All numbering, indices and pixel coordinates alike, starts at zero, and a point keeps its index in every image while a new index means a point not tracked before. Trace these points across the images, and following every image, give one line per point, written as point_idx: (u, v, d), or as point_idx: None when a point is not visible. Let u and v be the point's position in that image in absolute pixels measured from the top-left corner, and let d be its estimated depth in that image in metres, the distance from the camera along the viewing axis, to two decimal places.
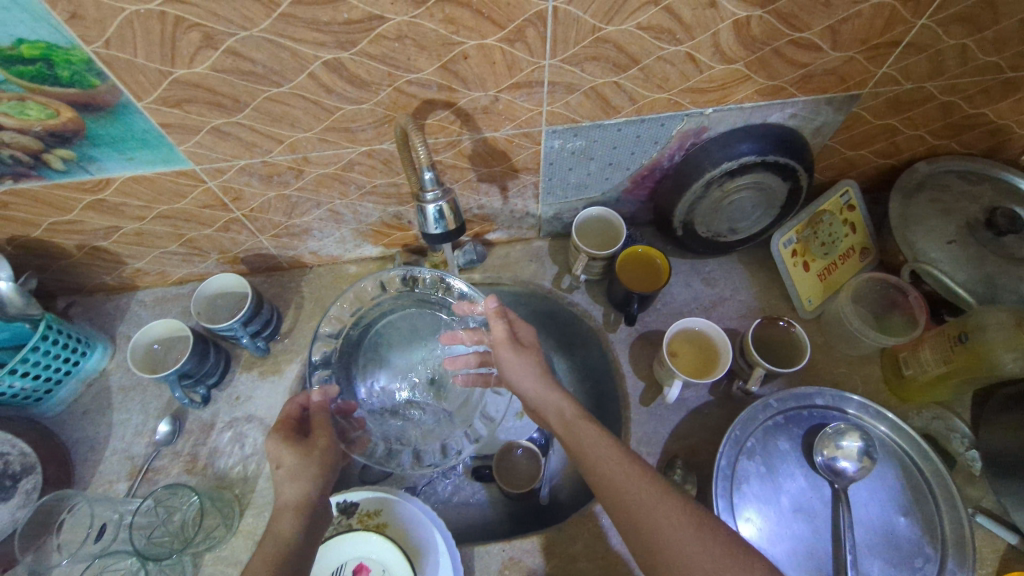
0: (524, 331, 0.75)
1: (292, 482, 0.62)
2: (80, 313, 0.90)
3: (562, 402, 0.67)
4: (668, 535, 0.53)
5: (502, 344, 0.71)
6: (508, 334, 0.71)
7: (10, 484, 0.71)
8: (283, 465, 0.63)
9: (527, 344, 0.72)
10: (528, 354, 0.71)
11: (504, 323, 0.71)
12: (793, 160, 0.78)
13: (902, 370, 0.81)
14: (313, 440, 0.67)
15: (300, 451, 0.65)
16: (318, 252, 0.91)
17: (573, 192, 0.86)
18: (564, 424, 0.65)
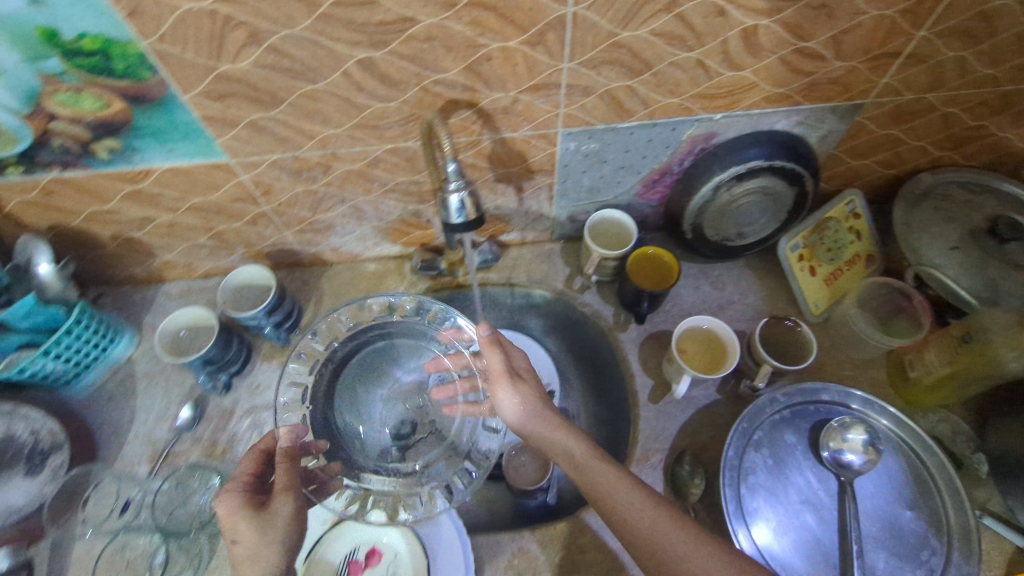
0: (518, 359, 0.76)
1: (250, 564, 0.56)
2: (109, 303, 0.93)
3: (573, 444, 0.67)
4: (680, 552, 0.56)
5: (500, 377, 0.72)
6: (506, 368, 0.73)
7: (40, 460, 0.74)
8: (239, 541, 0.57)
9: (526, 379, 0.74)
10: (526, 388, 0.72)
11: (501, 356, 0.74)
12: (799, 165, 0.81)
13: (908, 372, 0.84)
14: (274, 511, 0.60)
15: (258, 527, 0.58)
16: (339, 249, 0.95)
17: (586, 195, 0.89)
18: (575, 464, 0.65)
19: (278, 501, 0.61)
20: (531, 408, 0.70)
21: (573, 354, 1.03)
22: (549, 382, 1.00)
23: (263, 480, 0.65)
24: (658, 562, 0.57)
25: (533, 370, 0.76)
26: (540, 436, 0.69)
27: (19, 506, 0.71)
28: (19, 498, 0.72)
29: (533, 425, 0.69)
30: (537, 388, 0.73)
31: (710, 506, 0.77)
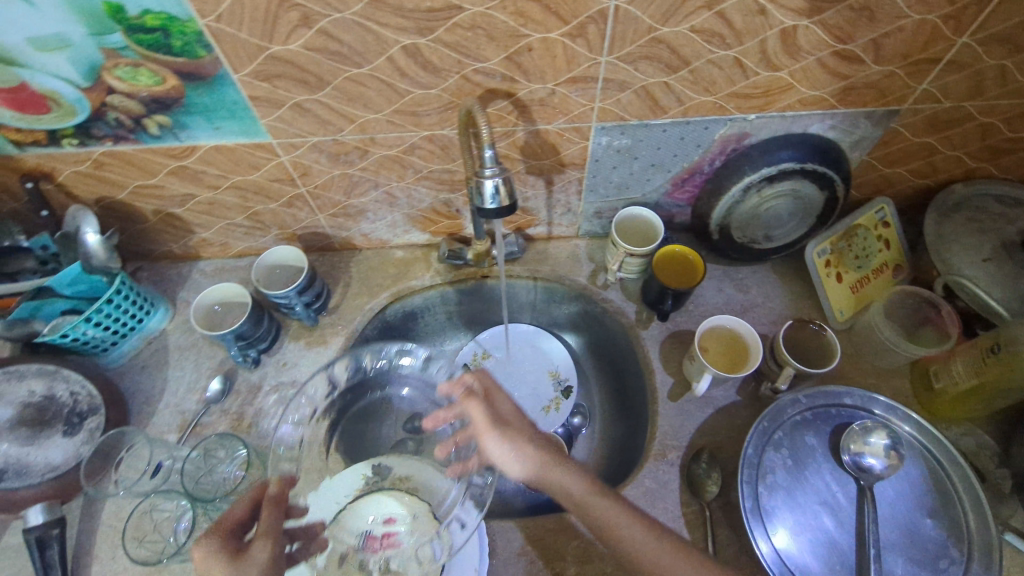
0: (502, 404, 0.75)
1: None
2: (147, 277, 0.96)
3: (569, 480, 0.67)
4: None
5: (486, 430, 0.72)
6: (490, 419, 0.72)
7: (77, 422, 0.76)
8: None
9: (512, 424, 0.73)
10: (514, 437, 0.71)
11: (481, 407, 0.73)
12: (831, 170, 0.81)
13: (933, 382, 0.82)
14: (249, 556, 0.58)
15: (231, 568, 0.56)
16: (369, 235, 0.97)
17: (615, 192, 0.90)
18: (575, 503, 0.66)
19: (255, 546, 0.59)
20: (524, 456, 0.69)
21: (592, 355, 1.10)
22: (567, 376, 1.08)
23: (246, 526, 0.63)
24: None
25: (520, 411, 0.75)
26: (542, 481, 0.68)
27: (58, 463, 0.74)
28: (57, 456, 0.75)
29: (531, 472, 0.69)
30: (526, 433, 0.72)
31: (725, 505, 0.77)
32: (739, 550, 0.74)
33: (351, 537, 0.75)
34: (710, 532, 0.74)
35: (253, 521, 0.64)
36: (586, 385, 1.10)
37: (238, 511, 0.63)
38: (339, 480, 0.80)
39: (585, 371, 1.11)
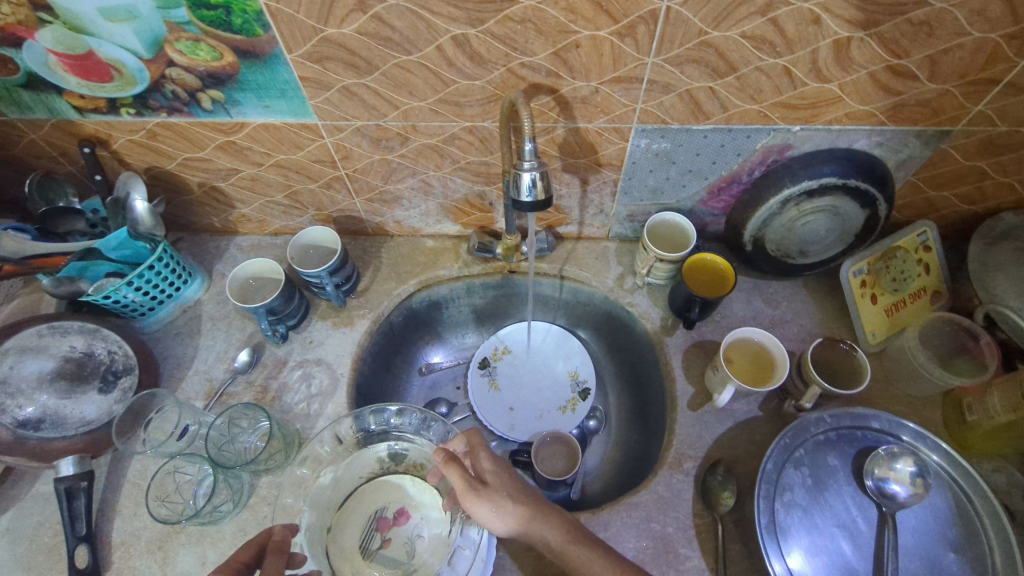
0: (482, 461, 0.72)
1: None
2: (186, 247, 1.00)
3: (549, 531, 0.68)
4: None
5: (465, 493, 0.68)
6: (467, 481, 0.69)
7: (111, 379, 0.79)
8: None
9: (491, 483, 0.70)
10: (493, 494, 0.69)
11: (459, 470, 0.69)
12: (874, 188, 0.80)
13: (966, 415, 0.79)
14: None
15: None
16: (402, 222, 0.98)
17: (649, 196, 0.89)
18: (555, 553, 0.67)
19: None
20: (505, 514, 0.68)
21: (612, 359, 1.10)
22: (585, 378, 1.08)
23: (251, 567, 0.62)
24: None
25: (499, 467, 0.72)
26: (525, 534, 0.69)
27: (90, 419, 0.76)
28: (90, 411, 0.77)
29: (515, 528, 0.68)
30: (506, 489, 0.70)
31: (739, 519, 0.76)
32: (748, 567, 0.72)
33: (363, 520, 0.77)
34: (720, 545, 0.73)
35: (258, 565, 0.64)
36: (605, 390, 1.11)
37: (244, 553, 0.63)
38: (351, 461, 0.81)
39: (604, 376, 1.12)
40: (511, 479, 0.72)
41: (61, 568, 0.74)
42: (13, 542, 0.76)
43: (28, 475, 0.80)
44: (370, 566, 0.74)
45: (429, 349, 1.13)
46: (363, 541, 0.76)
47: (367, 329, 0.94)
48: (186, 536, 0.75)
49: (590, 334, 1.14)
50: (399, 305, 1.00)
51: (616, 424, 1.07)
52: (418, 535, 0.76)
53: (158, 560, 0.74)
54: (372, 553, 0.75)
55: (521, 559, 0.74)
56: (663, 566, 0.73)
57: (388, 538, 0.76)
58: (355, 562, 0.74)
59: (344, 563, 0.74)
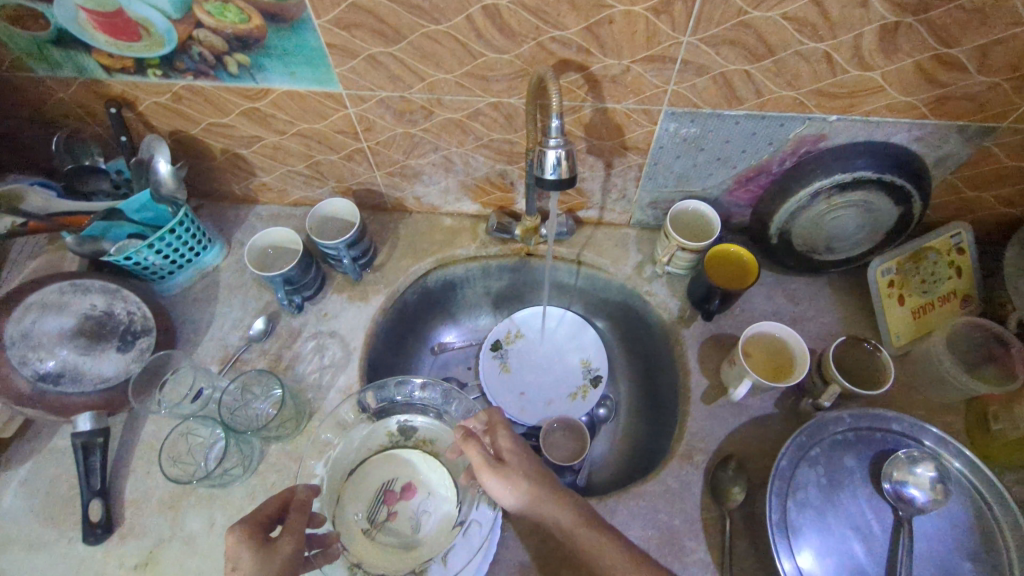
0: (501, 441, 0.72)
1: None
2: (207, 214, 1.00)
3: (559, 511, 0.67)
4: None
5: (480, 468, 0.69)
6: (485, 457, 0.69)
7: (130, 339, 0.80)
8: (238, 568, 0.58)
9: (509, 462, 0.70)
10: (509, 473, 0.69)
11: (477, 447, 0.70)
12: (908, 183, 0.77)
13: (991, 425, 0.77)
14: (276, 546, 0.61)
15: (259, 555, 0.60)
16: (421, 198, 0.98)
17: (675, 183, 0.87)
18: (564, 534, 0.66)
19: (282, 539, 0.62)
20: (518, 491, 0.67)
21: (625, 348, 1.09)
22: (597, 366, 1.07)
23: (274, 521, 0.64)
24: None
25: (519, 449, 0.72)
26: (534, 513, 0.67)
27: (108, 375, 0.78)
28: (108, 369, 0.78)
29: (524, 502, 0.67)
30: (522, 467, 0.69)
31: (748, 516, 0.75)
32: (755, 565, 0.72)
33: (371, 492, 0.78)
34: (727, 540, 0.72)
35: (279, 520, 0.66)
36: (616, 377, 1.10)
37: (268, 508, 0.65)
38: (359, 432, 0.81)
39: (615, 363, 1.11)
40: (530, 459, 0.71)
41: (75, 521, 0.76)
42: (30, 493, 0.78)
43: (46, 429, 0.82)
44: (376, 537, 0.75)
45: (442, 329, 1.13)
46: (369, 513, 0.76)
47: (382, 305, 0.94)
48: (197, 497, 0.77)
49: (604, 321, 1.13)
50: (414, 283, 1.00)
51: (625, 413, 1.06)
52: (424, 510, 0.77)
53: (169, 519, 0.76)
54: (378, 524, 0.76)
55: (524, 542, 0.74)
56: (669, 557, 0.73)
57: (394, 511, 0.77)
58: (361, 532, 0.75)
59: (352, 532, 0.75)
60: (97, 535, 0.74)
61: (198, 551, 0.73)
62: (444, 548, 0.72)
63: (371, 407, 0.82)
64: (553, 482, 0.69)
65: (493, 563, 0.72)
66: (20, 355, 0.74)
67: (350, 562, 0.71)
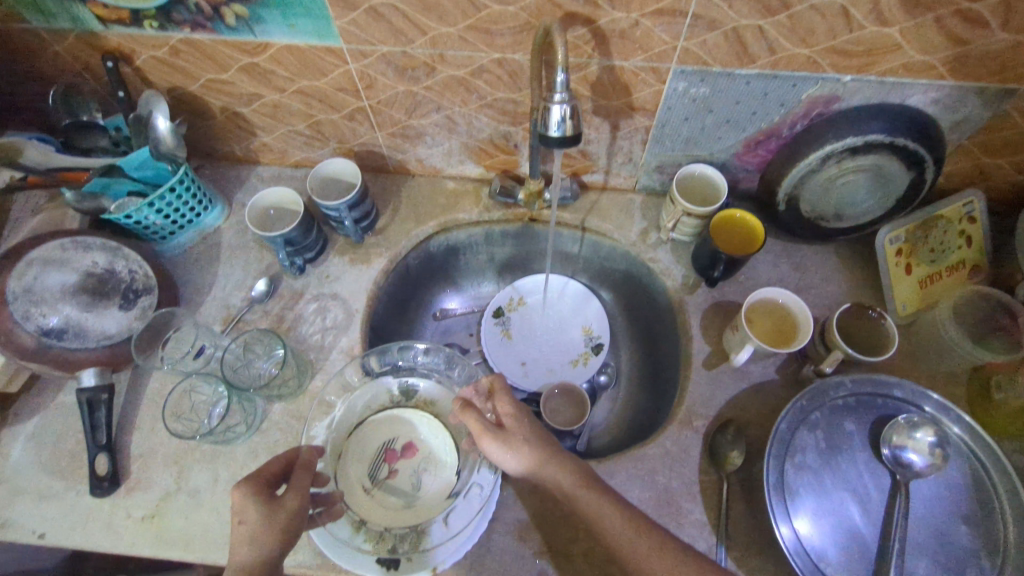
0: (501, 407, 0.72)
1: (249, 546, 0.59)
2: (207, 175, 0.99)
3: (561, 474, 0.67)
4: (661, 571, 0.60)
5: (480, 434, 0.69)
6: (484, 423, 0.70)
7: (132, 297, 0.80)
8: (245, 522, 0.60)
9: (509, 427, 0.70)
10: (509, 437, 0.69)
11: (475, 414, 0.70)
12: (923, 148, 0.75)
13: (993, 394, 0.77)
14: (282, 502, 0.62)
15: (264, 510, 0.61)
16: (424, 161, 0.96)
17: (682, 146, 0.86)
18: (565, 496, 0.66)
19: (288, 495, 0.63)
20: (519, 456, 0.68)
21: (627, 317, 1.09)
22: (598, 334, 1.07)
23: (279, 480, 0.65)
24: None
25: (520, 415, 0.72)
26: (535, 476, 0.68)
27: (111, 333, 0.79)
28: (110, 326, 0.79)
29: (525, 464, 0.68)
30: (522, 432, 0.70)
31: (746, 479, 0.75)
32: (750, 527, 0.72)
33: (371, 451, 0.79)
34: (724, 502, 0.73)
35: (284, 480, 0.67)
36: (618, 343, 1.11)
37: (273, 467, 0.65)
38: (360, 392, 0.81)
39: (617, 330, 1.12)
40: (530, 425, 0.71)
41: (83, 475, 0.77)
42: (38, 447, 0.79)
43: (52, 386, 0.83)
44: (378, 493, 0.76)
45: (444, 295, 1.13)
46: (370, 470, 0.78)
47: (383, 268, 0.93)
48: (201, 453, 0.78)
49: (607, 290, 1.12)
50: (416, 247, 1.00)
51: (626, 378, 1.07)
52: (424, 469, 0.78)
53: (174, 474, 0.77)
54: (379, 481, 0.77)
55: (523, 501, 0.75)
56: (666, 518, 0.74)
57: (395, 469, 0.78)
58: (363, 488, 0.76)
59: (354, 488, 0.76)
60: (104, 488, 0.75)
61: (203, 505, 0.75)
62: (445, 510, 0.73)
63: (375, 368, 0.83)
64: (553, 445, 0.70)
65: (493, 520, 0.74)
66: (23, 309, 0.74)
67: (354, 520, 0.72)
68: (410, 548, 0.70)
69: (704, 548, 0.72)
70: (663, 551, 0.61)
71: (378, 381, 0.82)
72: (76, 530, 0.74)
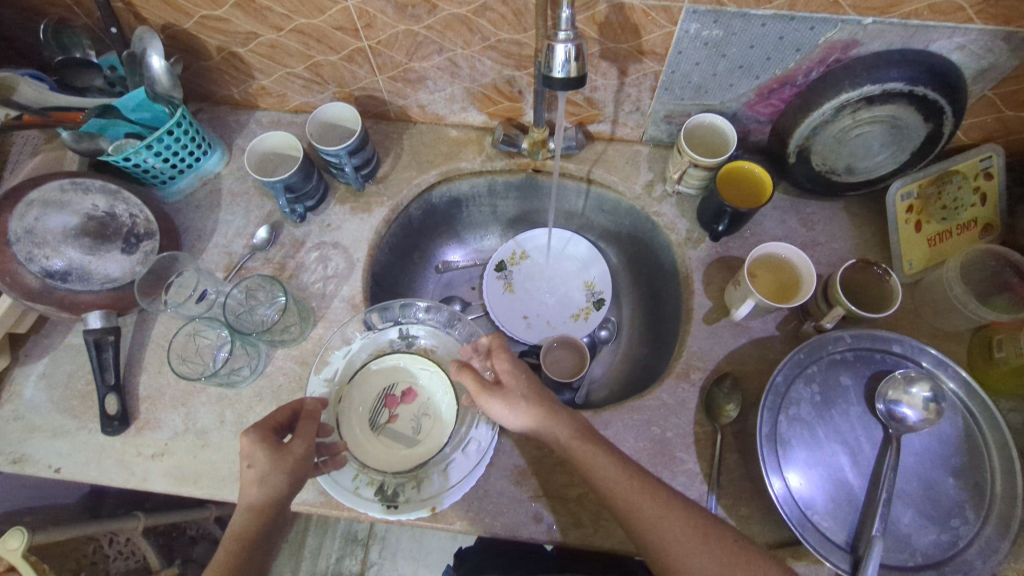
0: (499, 364, 0.73)
1: (258, 488, 0.61)
2: (206, 119, 0.97)
3: (558, 427, 0.68)
4: (653, 519, 0.61)
5: (479, 394, 0.70)
6: (481, 383, 0.71)
7: (134, 242, 0.80)
8: (253, 466, 0.61)
9: (506, 384, 0.71)
10: (507, 395, 0.69)
11: (472, 374, 0.71)
12: (943, 98, 0.72)
13: (994, 352, 0.75)
14: (288, 448, 0.63)
15: (272, 457, 0.62)
16: (426, 107, 0.94)
17: (692, 94, 0.83)
18: (562, 449, 0.67)
19: (294, 441, 0.64)
20: (515, 410, 0.69)
21: (630, 273, 1.09)
22: (601, 289, 1.07)
23: (285, 428, 0.67)
24: (629, 524, 0.63)
25: (518, 372, 0.72)
26: (534, 431, 0.69)
27: (115, 276, 0.79)
28: (114, 270, 0.79)
29: (524, 421, 0.69)
30: (520, 388, 0.70)
31: (740, 431, 0.76)
32: (742, 476, 0.74)
33: (372, 396, 0.81)
34: (717, 453, 0.75)
35: (289, 428, 0.68)
36: (620, 299, 1.11)
37: (279, 416, 0.67)
38: (359, 343, 0.82)
39: (620, 286, 1.12)
40: (528, 380, 0.72)
41: (94, 414, 0.80)
42: (49, 386, 0.81)
43: (60, 327, 0.84)
44: (379, 437, 0.78)
45: (446, 248, 1.12)
46: (371, 415, 0.79)
47: (385, 218, 0.92)
48: (207, 395, 0.80)
49: (611, 246, 1.11)
50: (418, 197, 0.98)
51: (626, 334, 1.08)
52: (424, 414, 0.80)
53: (181, 414, 0.79)
54: (380, 426, 0.79)
55: (520, 448, 0.76)
56: (660, 466, 0.76)
57: (396, 413, 0.80)
58: (365, 432, 0.78)
59: (355, 432, 0.78)
60: (115, 426, 0.77)
61: (210, 444, 0.77)
62: (443, 462, 0.75)
63: (379, 324, 0.83)
64: (551, 400, 0.70)
65: (491, 465, 0.76)
66: (27, 251, 0.74)
67: (358, 466, 0.74)
68: (410, 493, 0.73)
69: (696, 496, 0.74)
70: (657, 501, 0.63)
71: (379, 337, 0.83)
72: (90, 465, 0.77)
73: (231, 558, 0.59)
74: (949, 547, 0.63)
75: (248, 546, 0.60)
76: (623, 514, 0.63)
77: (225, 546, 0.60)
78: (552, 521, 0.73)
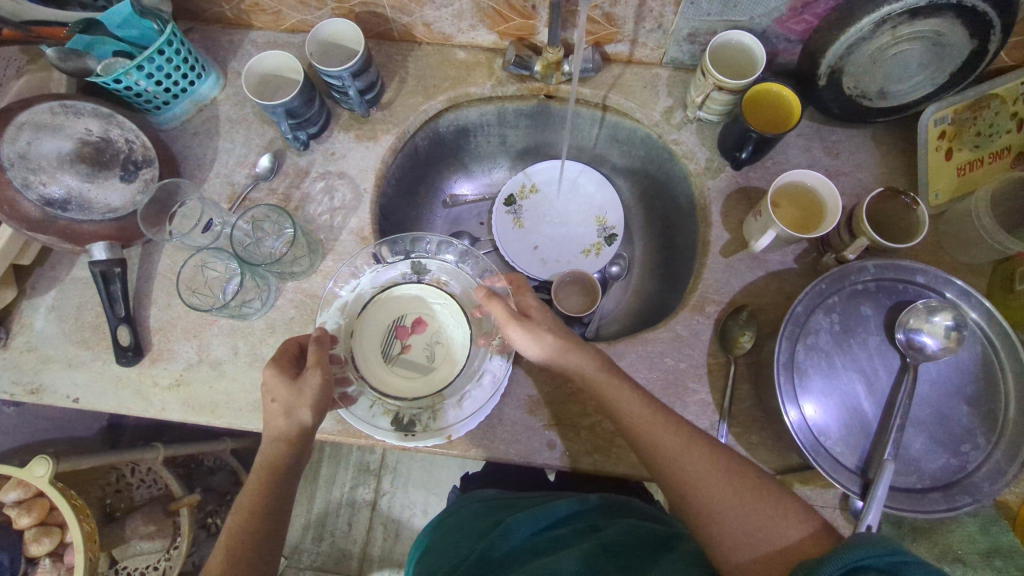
0: (527, 301, 0.72)
1: (285, 419, 0.62)
2: (198, 40, 0.92)
3: (581, 360, 0.67)
4: (671, 450, 0.62)
5: (506, 321, 0.69)
6: (510, 311, 0.69)
7: (132, 170, 0.78)
8: (276, 399, 0.62)
9: (534, 317, 0.70)
10: (534, 327, 0.68)
11: (501, 304, 0.70)
12: (994, 10, 0.67)
13: (1014, 285, 0.74)
14: (304, 379, 0.63)
15: (292, 386, 0.63)
16: (431, 25, 0.88)
17: (720, 9, 0.77)
18: (587, 382, 0.67)
19: (309, 372, 0.63)
20: (534, 343, 0.68)
21: (643, 206, 1.06)
22: (613, 224, 1.05)
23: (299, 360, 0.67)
24: (646, 452, 0.63)
25: (542, 308, 0.72)
26: (556, 365, 0.68)
27: (116, 206, 0.77)
28: (115, 199, 0.78)
29: (547, 356, 0.68)
30: (546, 322, 0.69)
31: (753, 362, 0.76)
32: (753, 405, 0.75)
33: (382, 326, 0.79)
34: (730, 383, 0.75)
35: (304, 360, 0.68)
36: (633, 236, 1.09)
37: (291, 347, 0.67)
38: (366, 275, 0.81)
39: (631, 221, 1.09)
40: (553, 317, 0.71)
41: (107, 345, 0.80)
42: (60, 318, 0.81)
43: (65, 260, 0.82)
44: (392, 367, 0.77)
45: (455, 180, 1.09)
46: (383, 346, 0.78)
47: (391, 146, 0.88)
48: (220, 327, 0.79)
49: (624, 179, 1.07)
50: (424, 125, 0.94)
51: (636, 269, 1.07)
52: (436, 343, 0.79)
53: (194, 345, 0.79)
54: (393, 357, 0.78)
55: (533, 378, 0.77)
56: (672, 396, 0.76)
57: (408, 344, 0.79)
58: (377, 363, 0.77)
59: (368, 363, 0.77)
60: (129, 357, 0.77)
61: (226, 374, 0.78)
62: (457, 394, 0.75)
63: (391, 256, 0.82)
64: (573, 334, 0.70)
65: (505, 396, 0.76)
66: (22, 176, 0.72)
67: (374, 397, 0.75)
68: (427, 421, 0.74)
69: (707, 425, 0.75)
70: (672, 430, 0.63)
71: (389, 270, 0.81)
72: (108, 395, 0.78)
73: (265, 483, 0.61)
74: (957, 471, 0.64)
75: (282, 473, 0.61)
76: (640, 443, 0.64)
77: (257, 472, 0.62)
78: (564, 449, 0.74)
